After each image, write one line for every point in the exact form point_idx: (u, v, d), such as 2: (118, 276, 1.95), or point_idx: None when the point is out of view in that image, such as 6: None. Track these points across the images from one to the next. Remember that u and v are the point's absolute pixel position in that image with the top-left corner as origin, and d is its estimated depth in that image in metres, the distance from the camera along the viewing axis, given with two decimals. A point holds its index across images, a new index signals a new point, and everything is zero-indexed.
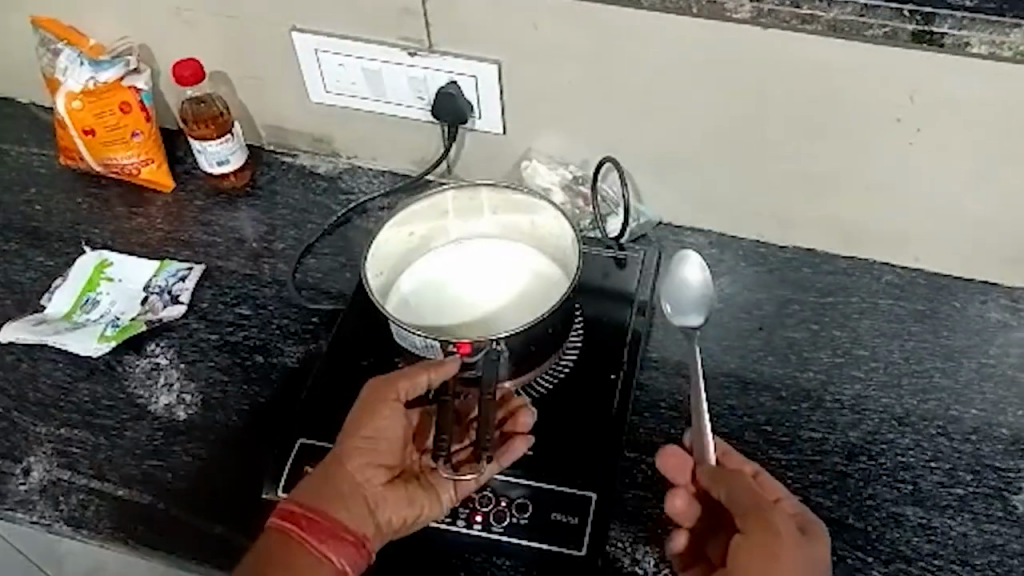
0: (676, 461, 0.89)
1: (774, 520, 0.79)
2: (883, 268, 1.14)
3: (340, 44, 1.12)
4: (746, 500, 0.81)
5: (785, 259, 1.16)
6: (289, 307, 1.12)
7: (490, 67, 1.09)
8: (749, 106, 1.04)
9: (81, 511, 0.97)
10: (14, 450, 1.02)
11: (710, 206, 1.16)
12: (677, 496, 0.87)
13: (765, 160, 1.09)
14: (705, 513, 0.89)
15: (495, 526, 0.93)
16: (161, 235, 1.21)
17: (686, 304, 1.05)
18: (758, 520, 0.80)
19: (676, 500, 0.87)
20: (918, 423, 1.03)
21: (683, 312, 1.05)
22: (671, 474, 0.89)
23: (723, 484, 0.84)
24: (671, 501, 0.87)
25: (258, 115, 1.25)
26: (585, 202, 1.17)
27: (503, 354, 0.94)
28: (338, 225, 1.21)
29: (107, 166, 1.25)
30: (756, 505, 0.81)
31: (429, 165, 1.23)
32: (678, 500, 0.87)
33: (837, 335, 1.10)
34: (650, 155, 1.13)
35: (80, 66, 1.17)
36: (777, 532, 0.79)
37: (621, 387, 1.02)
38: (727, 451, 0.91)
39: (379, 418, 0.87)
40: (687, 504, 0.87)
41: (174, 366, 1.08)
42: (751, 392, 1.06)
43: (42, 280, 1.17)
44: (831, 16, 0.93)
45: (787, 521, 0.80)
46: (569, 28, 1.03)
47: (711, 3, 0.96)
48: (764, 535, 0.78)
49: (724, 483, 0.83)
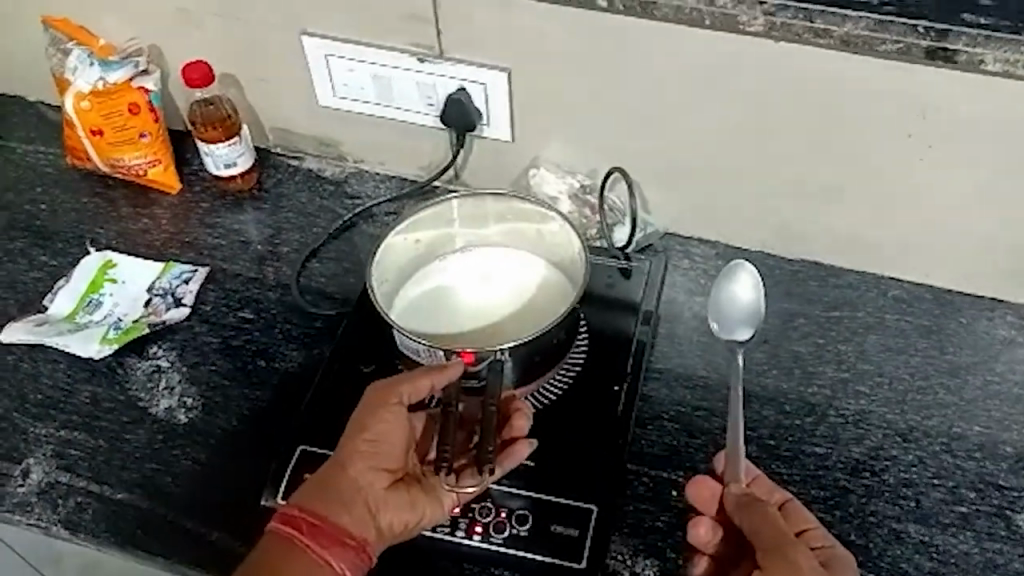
0: (707, 493, 0.90)
1: (794, 555, 0.78)
2: (889, 283, 1.13)
3: (349, 49, 1.12)
4: (766, 535, 0.81)
5: (791, 272, 1.15)
6: (292, 312, 1.12)
7: (500, 76, 1.09)
8: (759, 118, 1.03)
9: (78, 515, 0.97)
10: (12, 451, 1.01)
11: (717, 218, 1.15)
12: (698, 525, 0.88)
13: (774, 175, 1.08)
14: (731, 543, 0.88)
15: (495, 537, 0.92)
16: (166, 236, 1.21)
17: (738, 317, 1.00)
18: (778, 553, 0.79)
19: (700, 530, 0.88)
20: (922, 440, 1.02)
21: (735, 326, 1.00)
22: (701, 505, 0.91)
23: (747, 517, 0.83)
24: (694, 530, 0.88)
25: (266, 118, 1.25)
26: (592, 211, 1.17)
27: (506, 364, 0.93)
28: (343, 230, 1.21)
29: (113, 167, 1.24)
30: (778, 539, 0.80)
31: (436, 171, 1.23)
32: (700, 530, 0.88)
33: (843, 349, 1.09)
34: (658, 165, 1.12)
35: (90, 66, 1.17)
36: (796, 566, 0.77)
37: (625, 398, 1.01)
38: (763, 482, 0.90)
39: (381, 422, 0.87)
40: (711, 533, 0.88)
41: (176, 369, 1.07)
42: (754, 405, 1.05)
43: (46, 279, 1.17)
44: (846, 31, 0.93)
45: (809, 557, 0.79)
46: (579, 37, 1.03)
47: (724, 15, 0.95)
48: (782, 569, 0.77)
49: (748, 515, 0.83)
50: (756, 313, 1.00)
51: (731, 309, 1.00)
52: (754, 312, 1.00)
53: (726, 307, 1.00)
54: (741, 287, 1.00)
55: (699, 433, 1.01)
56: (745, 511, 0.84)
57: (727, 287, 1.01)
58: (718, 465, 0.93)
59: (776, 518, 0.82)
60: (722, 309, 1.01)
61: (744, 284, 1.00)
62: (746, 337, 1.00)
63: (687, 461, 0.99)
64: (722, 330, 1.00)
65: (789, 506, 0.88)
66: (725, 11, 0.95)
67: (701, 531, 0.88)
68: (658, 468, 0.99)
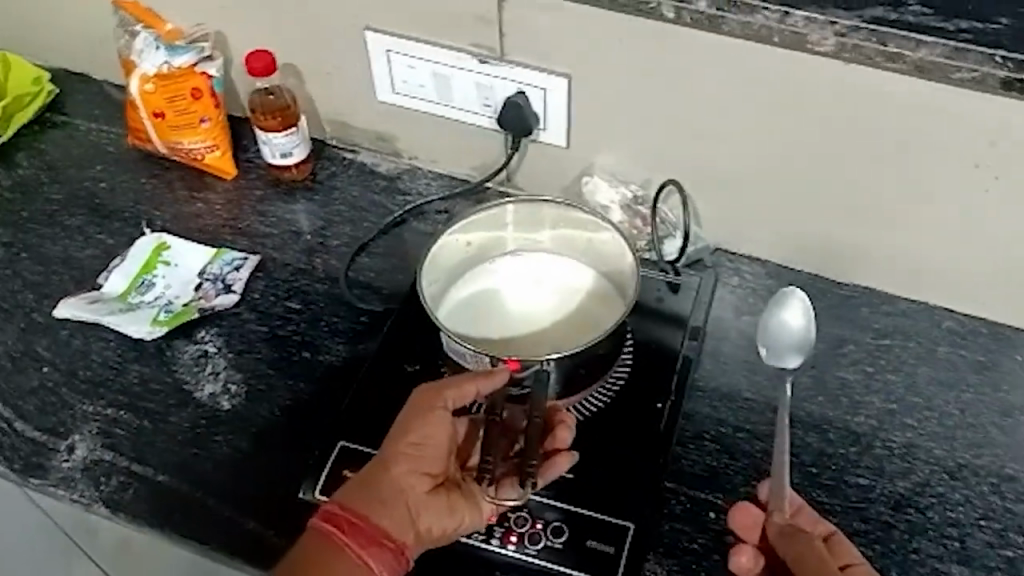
0: (748, 520, 0.89)
1: None
2: (944, 314, 1.11)
3: (411, 46, 1.12)
4: (809, 567, 0.80)
5: (844, 296, 1.13)
6: (339, 305, 1.13)
7: (561, 82, 1.08)
8: (822, 139, 1.01)
9: (120, 493, 0.98)
10: (60, 425, 1.03)
11: (771, 237, 1.13)
12: (740, 554, 0.87)
13: (833, 198, 1.06)
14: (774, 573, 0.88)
15: (529, 548, 0.91)
16: (220, 222, 1.22)
17: (786, 345, 0.99)
18: None
19: (742, 559, 0.87)
20: (970, 479, 0.99)
21: (783, 354, 0.99)
22: (743, 532, 0.89)
23: (790, 548, 0.82)
24: (736, 558, 0.87)
25: (324, 110, 1.25)
26: (643, 222, 1.16)
27: (551, 375, 0.93)
28: (393, 225, 1.21)
29: (173, 150, 1.26)
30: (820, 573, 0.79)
31: (489, 172, 1.23)
32: (742, 558, 0.87)
33: (893, 380, 1.06)
34: (714, 179, 1.10)
35: (156, 50, 1.19)
36: None
37: (667, 416, 1.00)
38: (807, 513, 0.89)
39: (426, 425, 0.87)
40: (754, 562, 0.87)
41: (222, 355, 1.08)
42: (799, 430, 1.03)
43: (101, 258, 1.19)
44: (919, 56, 0.91)
45: None
46: (644, 47, 1.02)
47: (795, 33, 0.94)
48: None
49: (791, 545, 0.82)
50: (805, 342, 0.98)
51: (781, 337, 0.99)
52: (804, 339, 0.99)
53: (775, 333, 0.99)
54: (791, 314, 0.98)
55: (740, 456, 1.00)
56: (788, 541, 0.83)
57: (777, 314, 0.98)
58: (761, 493, 0.92)
59: (820, 550, 0.81)
60: (771, 334, 0.99)
61: (795, 310, 0.98)
62: (795, 363, 1.00)
63: (726, 483, 0.98)
64: (771, 356, 1.00)
65: (833, 539, 0.86)
66: (796, 29, 0.93)
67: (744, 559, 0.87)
68: (696, 489, 0.98)
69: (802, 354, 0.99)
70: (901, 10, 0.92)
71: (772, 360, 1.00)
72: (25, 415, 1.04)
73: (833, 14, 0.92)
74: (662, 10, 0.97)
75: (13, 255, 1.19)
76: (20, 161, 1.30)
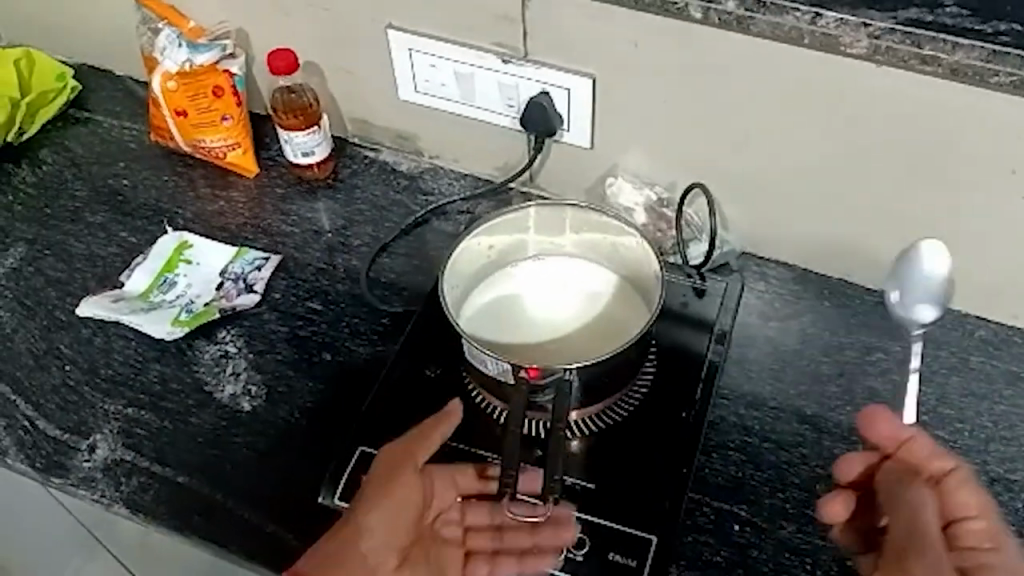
0: (848, 466, 0.89)
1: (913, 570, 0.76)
2: (977, 323, 1.08)
3: (434, 46, 1.11)
4: (899, 539, 0.79)
5: (873, 303, 1.11)
6: (360, 306, 1.12)
7: (585, 82, 1.06)
8: (851, 143, 0.99)
9: (139, 494, 0.98)
10: (81, 424, 1.03)
11: (797, 241, 1.11)
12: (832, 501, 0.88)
13: (861, 204, 1.04)
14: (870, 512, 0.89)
15: (550, 559, 0.90)
16: (242, 221, 1.22)
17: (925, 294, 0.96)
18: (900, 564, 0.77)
19: (834, 504, 0.88)
20: (1003, 494, 0.97)
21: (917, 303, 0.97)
22: (840, 476, 0.90)
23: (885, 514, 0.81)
24: (827, 508, 0.89)
25: (346, 108, 1.25)
26: (667, 225, 1.14)
27: (574, 384, 0.91)
28: (415, 226, 1.20)
29: (195, 148, 1.26)
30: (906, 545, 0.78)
31: (512, 173, 1.21)
32: (836, 504, 0.88)
33: (923, 390, 1.04)
34: (740, 182, 1.08)
35: (179, 47, 1.18)
36: None
37: (692, 426, 0.98)
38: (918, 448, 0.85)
39: (396, 489, 0.87)
40: (846, 504, 0.88)
41: (243, 356, 1.08)
42: (826, 441, 1.01)
43: (124, 256, 1.19)
44: (955, 59, 0.88)
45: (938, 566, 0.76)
46: (670, 47, 1.00)
47: (826, 36, 0.91)
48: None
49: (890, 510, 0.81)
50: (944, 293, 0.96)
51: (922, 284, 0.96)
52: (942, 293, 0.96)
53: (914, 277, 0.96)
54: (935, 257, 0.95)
55: (765, 466, 0.98)
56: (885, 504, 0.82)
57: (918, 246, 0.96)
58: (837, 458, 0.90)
59: (907, 517, 0.79)
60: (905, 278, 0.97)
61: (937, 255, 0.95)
62: (926, 318, 0.98)
63: (750, 494, 0.97)
64: (902, 304, 0.98)
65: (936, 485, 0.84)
66: (827, 31, 0.90)
67: (834, 509, 0.88)
68: (720, 500, 0.96)
69: (937, 307, 0.97)
70: (936, 12, 0.89)
71: (904, 310, 0.98)
72: (47, 413, 1.04)
73: (866, 15, 0.89)
74: (689, 11, 0.95)
75: (36, 252, 1.19)
76: (44, 157, 1.30)
